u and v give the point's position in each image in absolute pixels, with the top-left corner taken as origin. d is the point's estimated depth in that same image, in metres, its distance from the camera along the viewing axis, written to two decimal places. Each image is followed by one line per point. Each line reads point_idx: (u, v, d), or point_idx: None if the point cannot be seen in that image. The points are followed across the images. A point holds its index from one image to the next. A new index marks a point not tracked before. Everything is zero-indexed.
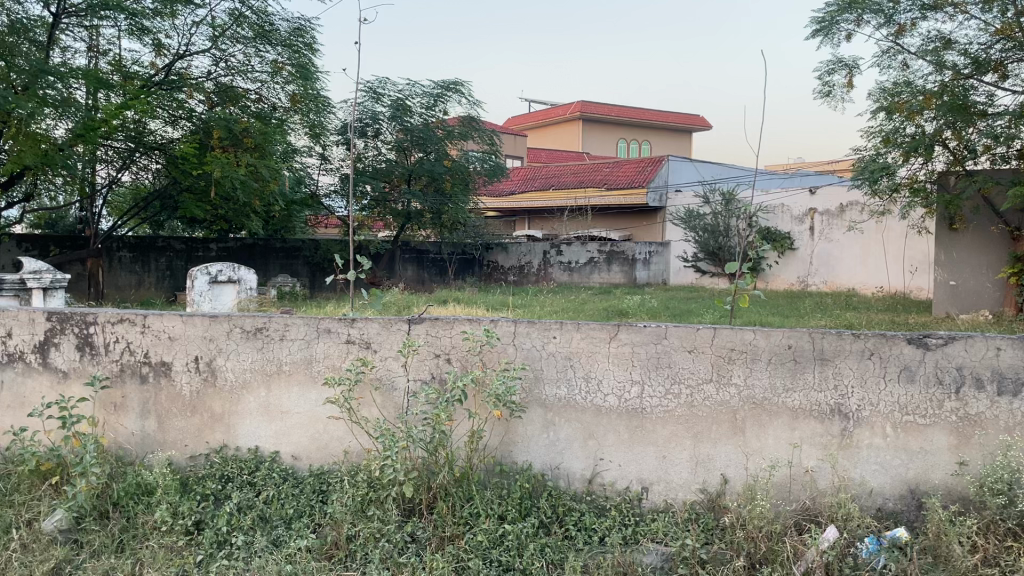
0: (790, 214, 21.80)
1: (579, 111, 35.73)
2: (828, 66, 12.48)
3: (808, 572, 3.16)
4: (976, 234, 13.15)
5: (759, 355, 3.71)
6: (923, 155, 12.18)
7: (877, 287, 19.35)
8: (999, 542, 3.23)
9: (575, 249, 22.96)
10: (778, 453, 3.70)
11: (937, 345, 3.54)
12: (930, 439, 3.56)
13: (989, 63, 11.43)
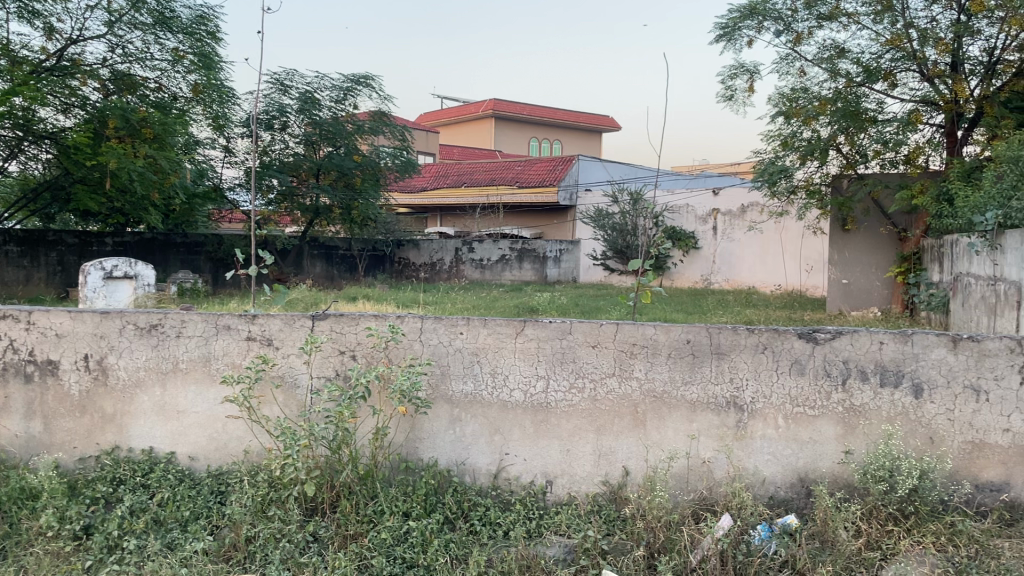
0: (694, 214, 22.31)
1: (492, 108, 35.77)
2: (730, 71, 12.88)
3: (703, 559, 3.26)
4: (866, 235, 13.83)
5: (659, 350, 3.81)
6: (819, 158, 12.76)
7: (776, 286, 20.22)
8: (880, 527, 3.44)
9: (486, 247, 23.04)
10: (676, 444, 3.80)
11: (825, 339, 3.72)
12: (819, 429, 3.72)
13: (879, 71, 11.95)
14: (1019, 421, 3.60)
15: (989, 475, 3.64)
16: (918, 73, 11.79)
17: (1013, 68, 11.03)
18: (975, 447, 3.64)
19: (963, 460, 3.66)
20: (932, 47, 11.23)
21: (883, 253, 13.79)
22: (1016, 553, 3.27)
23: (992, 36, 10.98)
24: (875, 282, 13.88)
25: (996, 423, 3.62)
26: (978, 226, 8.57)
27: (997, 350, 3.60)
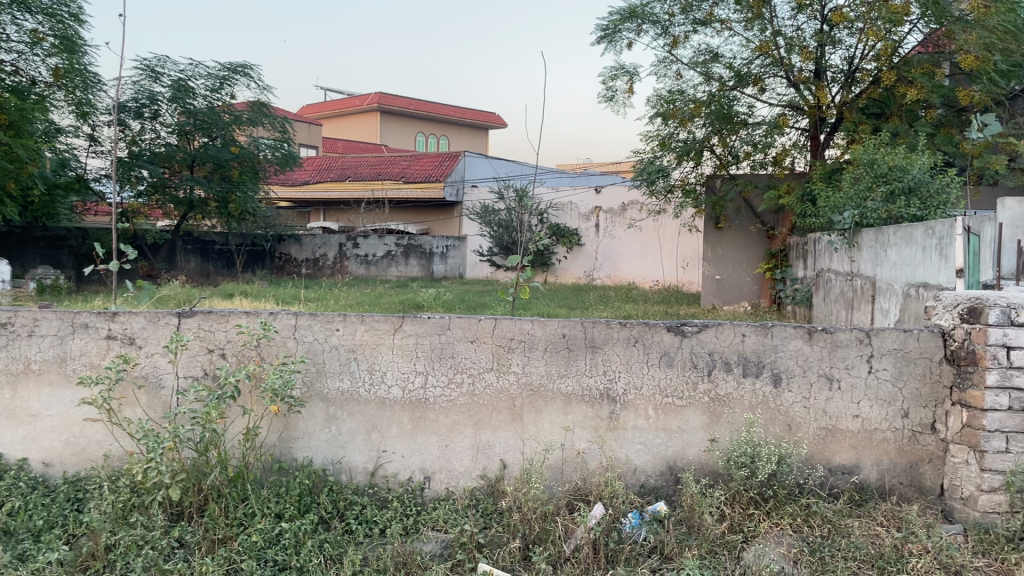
0: (577, 212, 22.65)
1: (377, 102, 35.39)
2: (611, 72, 13.19)
3: (577, 548, 3.34)
4: (737, 233, 14.48)
5: (536, 344, 3.86)
6: (694, 159, 13.27)
7: (654, 281, 20.93)
8: (743, 510, 3.62)
9: (371, 243, 22.72)
10: (552, 436, 3.87)
11: (692, 332, 3.86)
12: (686, 419, 3.87)
13: (749, 76, 12.51)
14: (868, 407, 3.87)
15: (841, 458, 3.89)
16: (785, 79, 12.42)
17: (870, 77, 11.78)
18: (829, 432, 3.88)
19: (818, 445, 3.89)
20: (798, 54, 11.86)
21: (752, 249, 14.46)
22: (863, 531, 3.52)
23: (851, 46, 11.69)
24: (745, 277, 14.53)
25: (847, 409, 3.87)
26: (837, 225, 9.13)
27: (848, 340, 3.85)
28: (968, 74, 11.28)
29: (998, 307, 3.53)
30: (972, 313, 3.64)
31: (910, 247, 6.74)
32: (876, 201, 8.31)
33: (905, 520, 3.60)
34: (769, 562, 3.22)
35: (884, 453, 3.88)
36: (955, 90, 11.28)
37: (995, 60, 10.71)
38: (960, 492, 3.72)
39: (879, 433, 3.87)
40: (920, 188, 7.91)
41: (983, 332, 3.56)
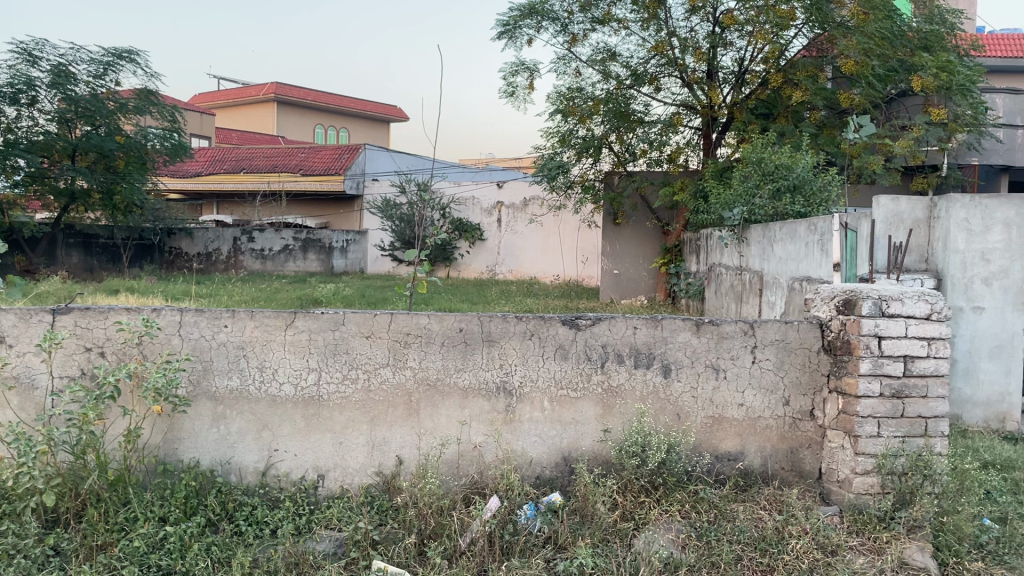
0: (479, 207, 22.65)
1: (273, 92, 34.46)
2: (511, 68, 13.25)
3: (472, 542, 3.35)
4: (634, 228, 14.81)
5: (433, 339, 3.85)
6: (593, 155, 13.50)
7: (554, 276, 21.21)
8: (634, 498, 3.71)
9: (268, 236, 22.16)
10: (447, 431, 3.86)
11: (586, 326, 3.94)
12: (580, 410, 3.93)
13: (646, 75, 12.80)
14: (752, 396, 4.03)
15: (727, 445, 4.03)
16: (679, 79, 12.78)
17: (758, 79, 12.23)
18: (715, 421, 4.02)
19: (705, 434, 4.02)
20: (691, 55, 12.21)
21: (649, 245, 14.81)
22: (748, 515, 3.67)
23: (741, 48, 12.12)
24: (642, 272, 14.88)
25: (732, 398, 4.02)
26: (728, 221, 9.52)
27: (733, 332, 4.01)
28: (849, 78, 11.89)
29: (870, 299, 3.78)
30: (847, 305, 3.88)
31: (795, 242, 7.03)
32: (764, 198, 8.67)
33: (786, 503, 3.77)
34: (659, 548, 3.32)
35: (766, 439, 4.04)
36: (836, 93, 11.87)
37: (873, 65, 11.35)
38: (836, 475, 3.91)
39: (762, 421, 4.03)
40: (804, 186, 8.25)
41: (857, 322, 3.79)
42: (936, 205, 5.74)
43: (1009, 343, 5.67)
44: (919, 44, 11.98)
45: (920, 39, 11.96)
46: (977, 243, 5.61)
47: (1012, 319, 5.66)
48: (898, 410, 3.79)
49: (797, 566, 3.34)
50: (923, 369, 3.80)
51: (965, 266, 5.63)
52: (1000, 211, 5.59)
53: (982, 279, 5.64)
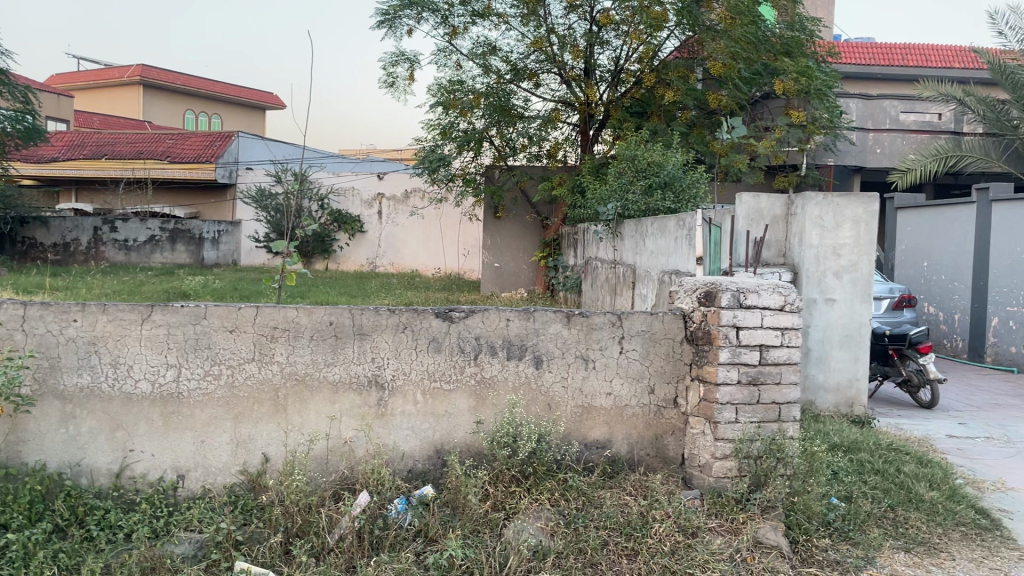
0: (360, 198, 22.25)
1: (139, 75, 32.74)
2: (391, 58, 13.08)
3: (340, 538, 3.30)
4: (515, 222, 14.94)
5: (301, 332, 3.75)
6: (474, 148, 13.50)
7: (435, 269, 21.25)
8: (505, 489, 3.75)
9: (131, 227, 21.01)
10: (316, 426, 3.78)
11: (459, 318, 3.93)
12: (453, 403, 3.94)
13: (525, 71, 12.91)
14: (619, 385, 4.14)
15: (595, 434, 4.14)
16: (558, 76, 12.96)
17: (633, 78, 12.63)
18: (584, 410, 4.11)
19: (574, 423, 4.11)
20: (569, 53, 12.40)
21: (529, 238, 14.98)
22: (614, 501, 3.77)
23: (617, 47, 12.42)
24: (523, 265, 15.04)
25: (601, 388, 4.12)
26: (602, 216, 9.77)
27: (602, 324, 4.11)
28: (717, 79, 12.41)
29: (729, 292, 3.95)
30: (707, 297, 4.05)
31: (665, 236, 7.26)
32: (637, 193, 8.92)
33: (650, 489, 3.91)
34: (528, 537, 3.36)
35: (633, 427, 4.17)
36: (705, 94, 12.36)
37: (738, 68, 11.89)
38: (698, 460, 4.08)
39: (628, 409, 4.16)
40: (674, 183, 8.57)
41: (716, 313, 3.96)
42: (793, 202, 6.07)
43: (857, 334, 6.08)
44: (781, 49, 12.56)
45: (782, 44, 12.54)
46: (830, 239, 5.99)
47: (860, 310, 6.08)
48: (754, 397, 3.99)
49: (660, 548, 3.45)
50: (776, 357, 4.02)
51: (819, 260, 6.00)
52: (850, 208, 5.99)
53: (834, 273, 6.02)
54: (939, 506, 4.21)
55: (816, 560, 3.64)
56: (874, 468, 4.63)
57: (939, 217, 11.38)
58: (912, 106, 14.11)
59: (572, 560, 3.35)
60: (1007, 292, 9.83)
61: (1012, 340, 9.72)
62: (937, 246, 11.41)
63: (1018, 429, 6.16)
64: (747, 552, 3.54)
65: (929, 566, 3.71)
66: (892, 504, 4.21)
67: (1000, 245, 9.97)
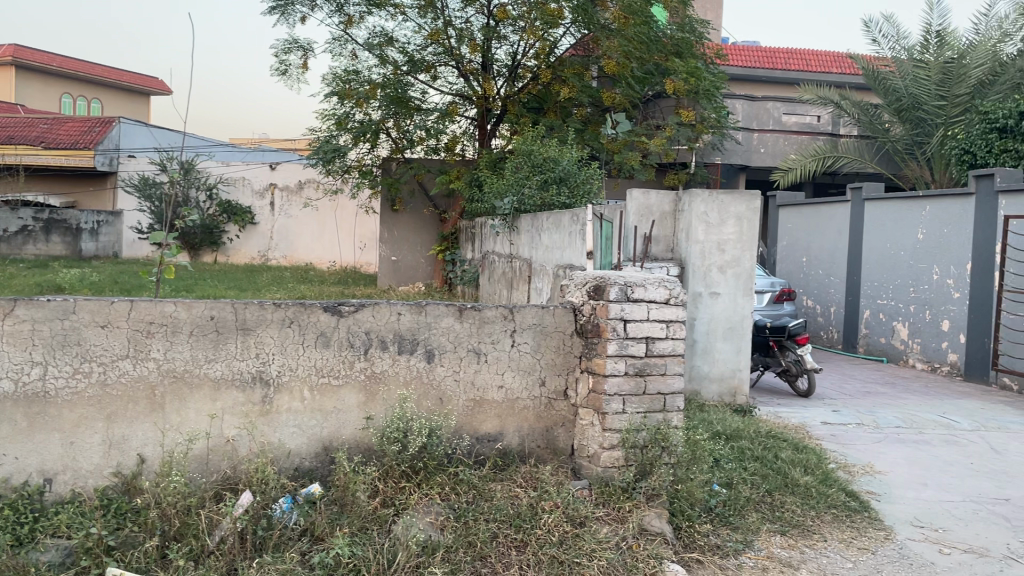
0: (250, 188, 21.47)
1: (9, 54, 30.71)
2: (284, 45, 12.73)
3: (221, 540, 3.19)
4: (412, 215, 14.83)
5: (180, 328, 3.60)
6: (370, 140, 13.30)
7: (331, 262, 21.11)
8: (395, 484, 3.70)
9: (1, 215, 19.70)
10: (196, 425, 3.64)
11: (349, 312, 3.86)
12: (341, 399, 3.87)
13: (422, 63, 12.80)
14: (511, 378, 4.17)
15: (486, 427, 4.16)
16: (455, 69, 12.89)
17: (530, 73, 12.61)
18: (476, 404, 4.12)
19: (465, 416, 4.11)
20: (467, 46, 12.37)
21: (427, 232, 14.91)
22: (504, 494, 3.80)
23: (514, 43, 12.42)
24: (420, 259, 14.95)
25: (492, 381, 4.14)
26: (499, 210, 9.83)
27: (493, 317, 4.12)
28: (611, 78, 12.70)
29: (616, 285, 4.04)
30: (597, 291, 4.13)
31: (560, 231, 7.37)
32: (533, 188, 9.00)
33: (540, 480, 3.95)
34: (417, 533, 3.32)
35: (524, 419, 4.21)
36: (600, 92, 12.71)
37: (632, 68, 12.20)
38: (587, 451, 4.16)
39: (520, 402, 4.20)
40: (569, 178, 8.69)
41: (605, 307, 4.04)
42: (681, 199, 6.29)
43: (740, 326, 6.31)
44: (672, 50, 12.94)
45: (672, 45, 12.93)
46: (714, 235, 6.23)
47: (742, 304, 6.31)
48: (640, 388, 4.10)
49: (548, 539, 3.50)
50: (662, 349, 4.14)
51: (703, 255, 6.23)
52: (734, 206, 6.22)
53: (718, 267, 6.25)
54: (813, 489, 4.42)
55: (697, 546, 3.77)
56: (754, 455, 4.82)
57: (818, 215, 11.95)
58: (794, 108, 14.76)
59: (462, 554, 3.33)
60: (878, 286, 10.42)
61: (882, 331, 10.31)
62: (816, 243, 11.99)
63: (886, 415, 6.54)
64: (632, 540, 3.62)
65: (803, 547, 3.91)
66: (770, 489, 4.39)
67: (873, 242, 10.55)
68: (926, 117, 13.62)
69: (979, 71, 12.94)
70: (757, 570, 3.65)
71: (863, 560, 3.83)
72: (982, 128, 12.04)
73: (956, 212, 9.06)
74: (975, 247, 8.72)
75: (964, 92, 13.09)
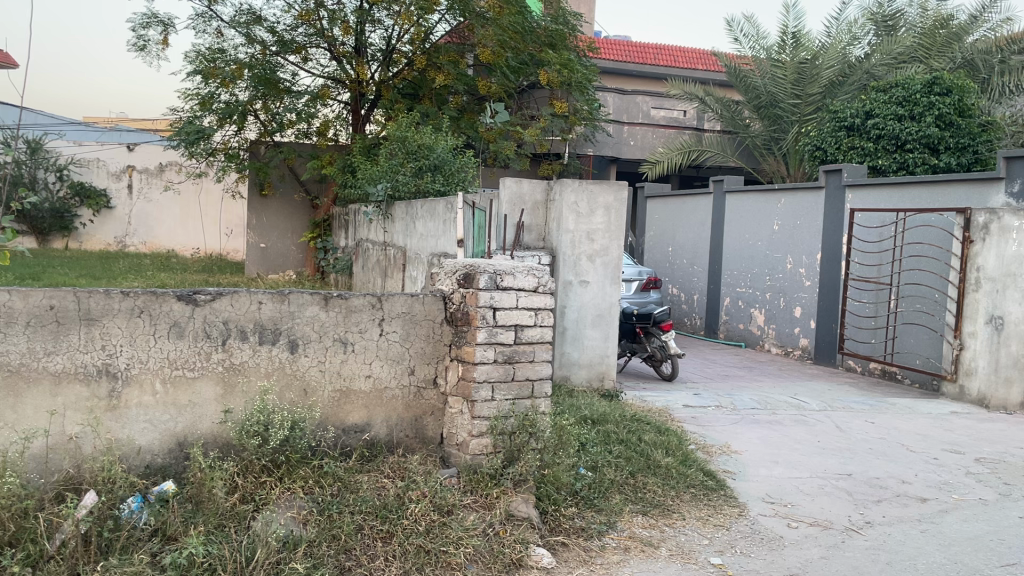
0: (105, 170, 20.03)
1: None
2: (142, 19, 12.04)
3: (63, 543, 2.98)
4: (282, 201, 14.38)
5: (14, 318, 3.34)
6: (237, 122, 12.78)
7: (195, 249, 20.61)
8: (255, 479, 3.58)
9: None
10: (33, 423, 3.38)
11: (205, 301, 3.69)
12: (197, 391, 3.70)
13: (292, 44, 12.40)
14: (379, 367, 4.11)
15: (353, 418, 4.07)
16: (327, 52, 12.57)
17: (405, 59, 12.45)
18: (342, 394, 4.03)
19: (331, 408, 4.01)
20: (339, 28, 12.05)
21: (297, 218, 14.50)
22: (371, 485, 3.74)
23: (388, 27, 12.20)
24: (290, 246, 14.54)
25: (359, 370, 4.06)
26: (372, 196, 9.66)
27: (361, 306, 4.03)
28: (486, 66, 12.81)
29: (487, 273, 4.05)
30: (467, 279, 4.12)
31: (434, 220, 7.32)
32: (407, 175, 8.90)
33: (408, 470, 3.92)
34: (277, 529, 3.21)
35: (392, 409, 4.16)
36: (475, 80, 12.76)
37: (506, 57, 12.31)
38: (455, 439, 4.17)
39: (388, 391, 4.14)
40: (444, 167, 8.66)
41: (475, 295, 4.04)
42: (552, 189, 6.39)
43: (608, 313, 6.47)
44: (546, 41, 13.10)
45: (546, 36, 13.06)
46: (584, 225, 6.34)
47: (610, 292, 6.47)
48: (509, 374, 4.14)
49: (415, 529, 3.47)
50: (530, 337, 4.18)
51: (573, 244, 6.34)
52: (602, 196, 6.35)
53: (587, 256, 6.38)
54: (673, 470, 4.59)
55: (563, 529, 3.84)
56: (619, 438, 4.95)
57: (683, 206, 12.41)
58: (661, 102, 15.27)
59: (325, 548, 3.25)
60: (737, 275, 10.93)
61: (741, 318, 10.83)
62: (681, 234, 12.44)
63: (743, 398, 6.88)
64: (499, 526, 3.65)
65: (663, 526, 4.06)
66: (633, 471, 4.52)
67: (733, 233, 11.05)
68: (783, 114, 14.38)
69: (830, 72, 13.79)
70: (619, 550, 3.77)
71: (718, 536, 4.01)
72: (832, 126, 12.83)
73: (808, 205, 9.62)
74: (824, 238, 9.29)
75: (818, 91, 13.92)
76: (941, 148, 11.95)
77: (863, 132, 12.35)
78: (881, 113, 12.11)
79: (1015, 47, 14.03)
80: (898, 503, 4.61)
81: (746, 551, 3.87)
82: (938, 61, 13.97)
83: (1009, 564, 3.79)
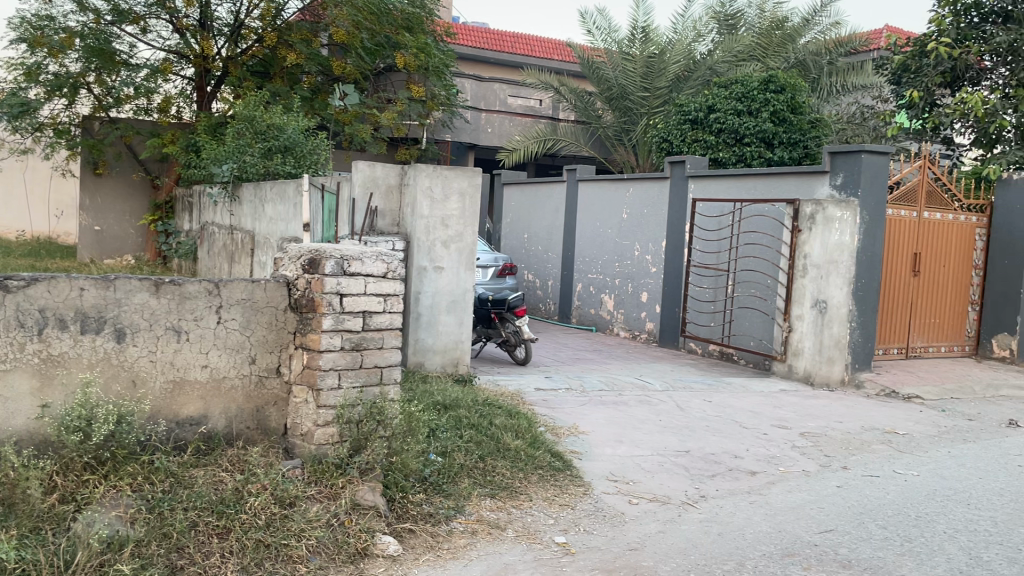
0: None
1: None
2: None
3: None
4: (118, 181, 13.48)
5: None
6: (67, 96, 11.89)
7: (20, 232, 18.94)
8: (77, 477, 3.34)
9: None
10: None
11: (17, 288, 3.40)
12: (9, 384, 3.41)
13: (129, 14, 11.60)
14: (216, 356, 3.94)
15: (188, 411, 3.88)
16: (168, 24, 11.85)
17: (254, 35, 11.99)
18: (175, 386, 3.83)
19: (164, 400, 3.81)
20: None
21: (136, 200, 13.65)
22: (207, 479, 3.58)
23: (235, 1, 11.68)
24: (129, 229, 13.66)
25: (195, 360, 3.88)
26: (217, 178, 9.22)
27: (196, 293, 3.85)
28: (341, 46, 12.54)
29: (333, 259, 3.97)
30: (312, 264, 4.02)
31: (283, 203, 7.09)
32: (254, 156, 8.56)
33: (248, 463, 3.78)
34: (100, 529, 3.02)
35: (231, 400, 4.00)
36: (329, 61, 12.53)
37: (361, 38, 12.10)
38: (300, 429, 4.06)
39: (227, 381, 3.98)
40: (295, 148, 8.47)
41: (320, 281, 3.95)
42: (406, 173, 6.31)
43: (462, 299, 6.49)
44: (403, 23, 12.59)
45: (404, 18, 12.54)
46: (438, 211, 6.31)
47: (463, 278, 6.49)
48: (356, 362, 4.07)
49: (253, 523, 3.35)
50: (378, 323, 4.13)
51: (427, 230, 6.30)
52: (456, 181, 6.34)
53: (441, 242, 6.36)
54: (522, 453, 4.66)
55: (410, 516, 3.82)
56: (470, 423, 4.96)
57: (538, 193, 12.61)
58: (518, 91, 15.47)
59: (154, 547, 3.08)
60: (589, 261, 11.22)
61: (592, 303, 11.14)
62: (536, 220, 12.64)
63: (591, 380, 7.08)
64: (344, 516, 3.58)
65: (510, 508, 4.12)
66: (482, 455, 4.54)
67: (585, 220, 11.34)
68: (632, 106, 14.83)
69: (676, 67, 14.42)
70: (466, 534, 3.80)
71: (564, 516, 4.12)
72: (678, 119, 13.38)
73: (655, 194, 10.00)
74: (669, 226, 9.70)
75: (664, 85, 14.51)
76: (775, 143, 12.66)
77: (705, 126, 12.97)
78: (722, 108, 12.74)
79: (842, 51, 15.11)
80: (730, 477, 4.88)
81: (589, 529, 3.99)
82: (774, 61, 14.82)
83: (826, 531, 4.09)
